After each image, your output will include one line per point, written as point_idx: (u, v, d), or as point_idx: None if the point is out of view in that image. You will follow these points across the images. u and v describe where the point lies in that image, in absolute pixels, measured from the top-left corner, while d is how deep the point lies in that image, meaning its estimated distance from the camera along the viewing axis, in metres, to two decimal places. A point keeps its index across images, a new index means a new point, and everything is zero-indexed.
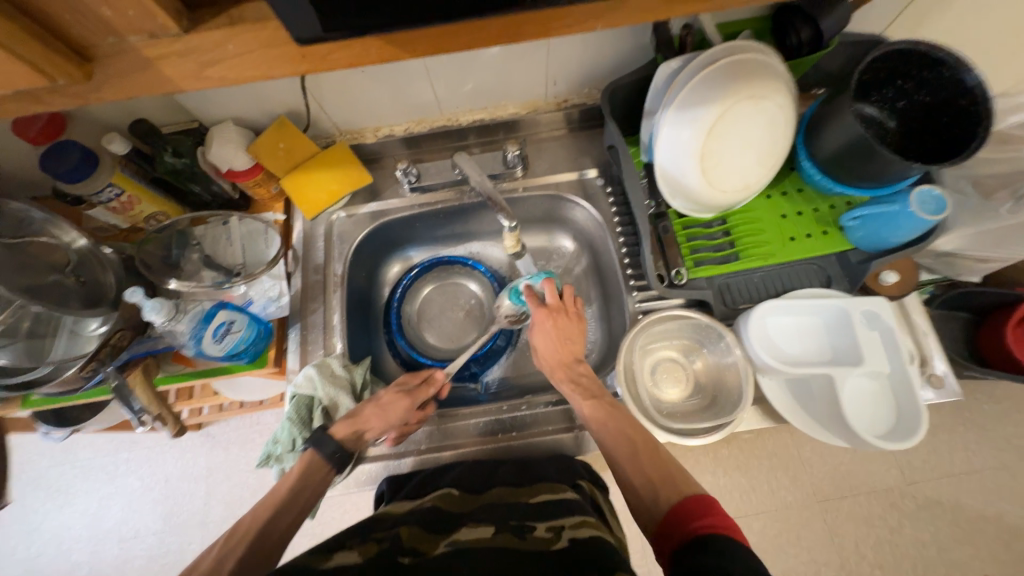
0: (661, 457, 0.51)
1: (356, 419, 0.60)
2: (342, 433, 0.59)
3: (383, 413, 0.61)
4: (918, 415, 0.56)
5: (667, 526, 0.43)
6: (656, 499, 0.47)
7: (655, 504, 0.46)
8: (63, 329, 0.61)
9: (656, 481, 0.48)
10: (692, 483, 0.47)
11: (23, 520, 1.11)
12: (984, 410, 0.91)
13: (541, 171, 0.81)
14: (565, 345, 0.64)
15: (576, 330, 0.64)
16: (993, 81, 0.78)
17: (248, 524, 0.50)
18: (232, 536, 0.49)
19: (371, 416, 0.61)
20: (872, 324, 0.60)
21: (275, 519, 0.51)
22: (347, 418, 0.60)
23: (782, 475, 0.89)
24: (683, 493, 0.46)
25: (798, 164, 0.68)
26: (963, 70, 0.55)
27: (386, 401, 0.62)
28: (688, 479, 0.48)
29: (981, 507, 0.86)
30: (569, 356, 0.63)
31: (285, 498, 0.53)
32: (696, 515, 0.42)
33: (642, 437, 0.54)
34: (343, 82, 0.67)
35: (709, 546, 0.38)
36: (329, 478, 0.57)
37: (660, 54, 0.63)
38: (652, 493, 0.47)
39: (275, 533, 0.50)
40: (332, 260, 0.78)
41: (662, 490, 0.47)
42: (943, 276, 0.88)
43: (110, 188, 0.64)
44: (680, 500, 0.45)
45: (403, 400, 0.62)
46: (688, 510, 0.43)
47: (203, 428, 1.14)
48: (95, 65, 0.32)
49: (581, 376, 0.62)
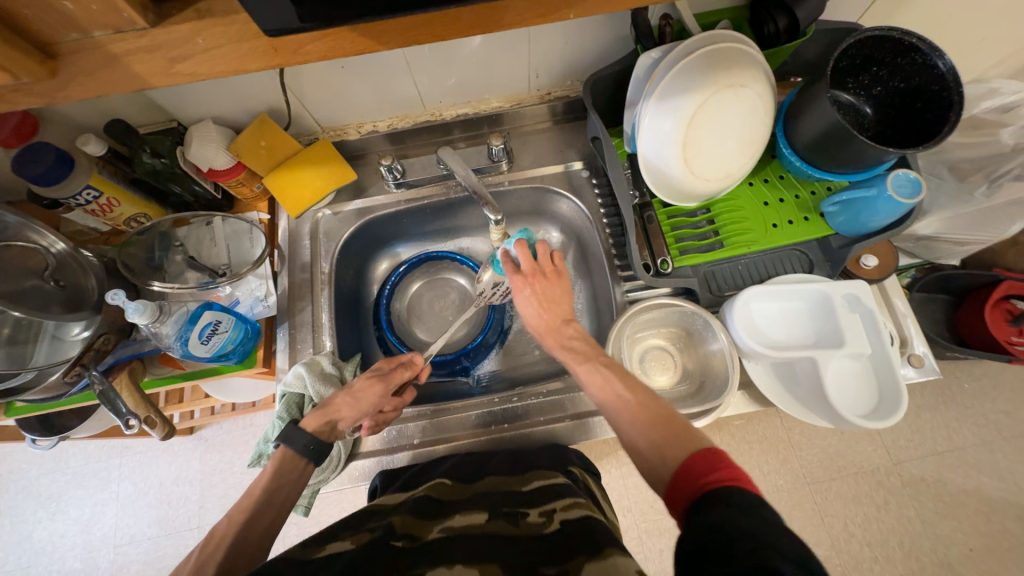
0: (666, 415, 0.48)
1: (326, 409, 0.58)
2: (313, 425, 0.57)
3: (355, 402, 0.59)
4: (900, 393, 0.57)
5: (676, 487, 0.41)
6: (662, 458, 0.44)
7: (662, 463, 0.43)
8: (44, 335, 0.60)
9: (661, 442, 0.45)
10: (699, 436, 0.44)
11: (15, 529, 1.09)
12: (965, 388, 0.94)
13: (526, 164, 0.81)
14: (549, 308, 0.61)
15: (561, 293, 0.62)
16: (965, 67, 0.80)
17: (228, 523, 0.50)
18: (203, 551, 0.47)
19: (343, 406, 0.59)
20: (853, 307, 0.61)
21: (249, 517, 0.50)
22: (317, 410, 0.58)
23: (772, 458, 0.91)
24: (691, 449, 0.43)
25: (779, 152, 0.69)
26: (933, 56, 0.55)
27: (358, 389, 0.60)
28: (696, 431, 0.45)
29: (963, 482, 0.89)
30: (555, 319, 0.61)
31: (260, 498, 0.52)
32: (704, 469, 0.40)
33: (646, 396, 0.50)
34: (324, 78, 0.66)
35: (720, 499, 0.36)
36: (305, 470, 0.56)
37: (641, 44, 0.63)
38: (657, 453, 0.44)
39: (252, 529, 0.50)
40: (319, 258, 0.77)
41: (668, 446, 0.44)
42: (922, 260, 0.90)
43: (87, 190, 0.62)
44: (690, 455, 0.42)
45: (375, 386, 0.60)
46: (700, 466, 0.40)
47: (195, 432, 1.13)
48: (60, 62, 0.32)
49: (573, 338, 0.59)
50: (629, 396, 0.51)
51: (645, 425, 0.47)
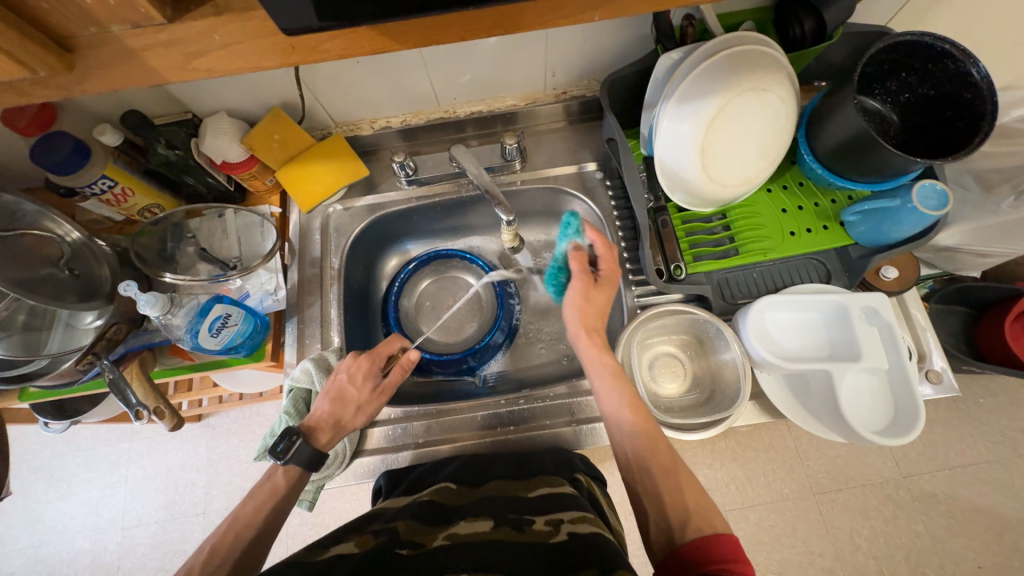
0: (698, 485, 0.48)
1: (337, 425, 0.59)
2: (329, 443, 0.58)
3: (364, 416, 0.60)
4: (917, 411, 0.55)
5: (681, 559, 0.41)
6: (683, 525, 0.44)
7: (681, 530, 0.44)
8: (58, 322, 0.60)
9: (692, 508, 0.45)
10: (722, 520, 0.44)
11: (27, 509, 1.12)
12: (981, 403, 0.91)
13: (539, 164, 0.80)
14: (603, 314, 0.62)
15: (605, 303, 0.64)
16: (996, 74, 0.77)
17: (252, 511, 0.52)
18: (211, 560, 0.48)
19: (354, 419, 0.60)
20: (871, 319, 0.60)
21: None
22: (331, 425, 0.59)
23: (779, 467, 0.90)
24: (713, 528, 0.43)
25: (800, 159, 0.67)
26: (967, 63, 0.53)
27: (363, 403, 0.60)
28: (719, 512, 0.45)
29: (975, 500, 0.87)
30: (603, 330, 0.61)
31: (266, 520, 0.52)
32: (722, 554, 0.40)
33: (676, 454, 0.51)
34: (338, 73, 0.66)
35: None
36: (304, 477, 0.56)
37: (661, 45, 0.62)
38: (680, 519, 0.45)
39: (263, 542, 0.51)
40: (329, 253, 0.77)
41: (693, 517, 0.44)
42: (943, 271, 0.87)
43: (102, 180, 0.63)
44: (709, 535, 0.42)
45: (381, 398, 0.61)
46: (716, 550, 0.40)
47: (202, 419, 1.14)
48: (77, 56, 0.32)
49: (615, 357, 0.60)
50: (668, 446, 0.51)
51: (677, 482, 0.48)
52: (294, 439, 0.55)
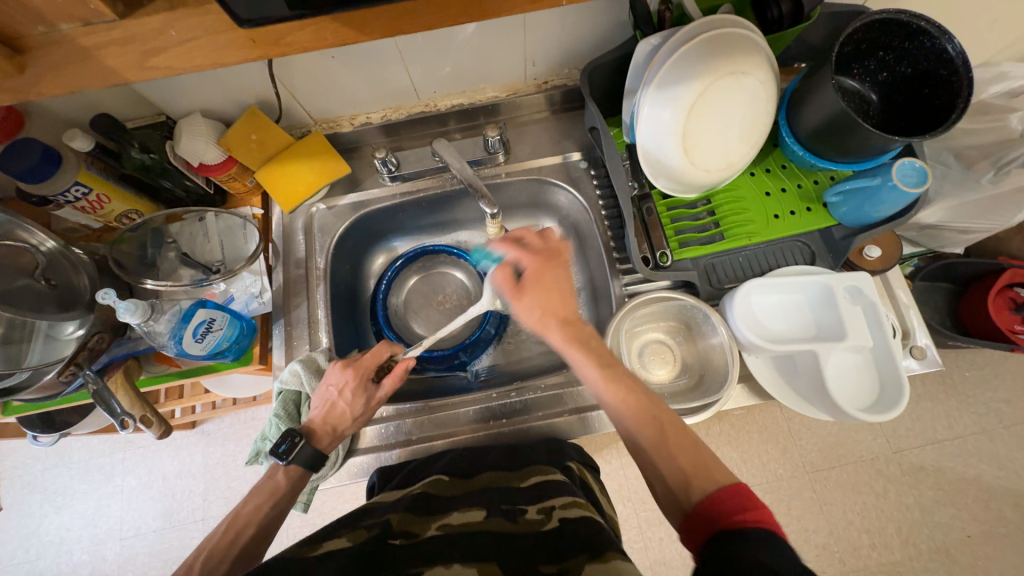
0: (691, 442, 0.47)
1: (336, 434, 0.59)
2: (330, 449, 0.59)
3: (360, 422, 0.61)
4: (902, 387, 0.56)
5: (697, 520, 0.41)
6: (686, 490, 0.43)
7: (684, 493, 0.43)
8: (38, 334, 0.59)
9: (688, 469, 0.44)
10: (726, 471, 0.44)
11: (22, 523, 1.11)
12: (966, 376, 0.93)
13: (523, 155, 0.79)
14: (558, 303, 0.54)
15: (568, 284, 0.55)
16: (972, 51, 0.78)
17: (250, 512, 0.52)
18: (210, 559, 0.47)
19: (350, 426, 0.60)
20: (855, 299, 0.60)
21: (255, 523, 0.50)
22: (329, 434, 0.59)
23: (772, 448, 0.91)
24: (718, 483, 0.42)
25: (782, 142, 0.67)
26: (943, 40, 0.54)
27: (357, 413, 0.60)
28: (719, 464, 0.44)
29: (963, 470, 0.89)
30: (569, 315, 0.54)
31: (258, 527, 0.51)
32: (733, 508, 0.39)
33: (668, 417, 0.49)
34: (314, 69, 0.65)
35: (751, 537, 0.36)
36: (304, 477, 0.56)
37: (639, 30, 0.61)
38: (681, 484, 0.44)
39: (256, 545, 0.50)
40: (314, 253, 0.76)
41: (694, 476, 0.44)
42: (927, 249, 0.89)
43: (76, 187, 0.61)
44: (714, 490, 0.41)
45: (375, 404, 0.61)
46: (723, 503, 0.40)
47: (197, 426, 1.13)
48: (29, 57, 0.31)
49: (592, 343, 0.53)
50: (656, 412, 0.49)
51: (670, 453, 0.46)
52: (296, 441, 0.56)
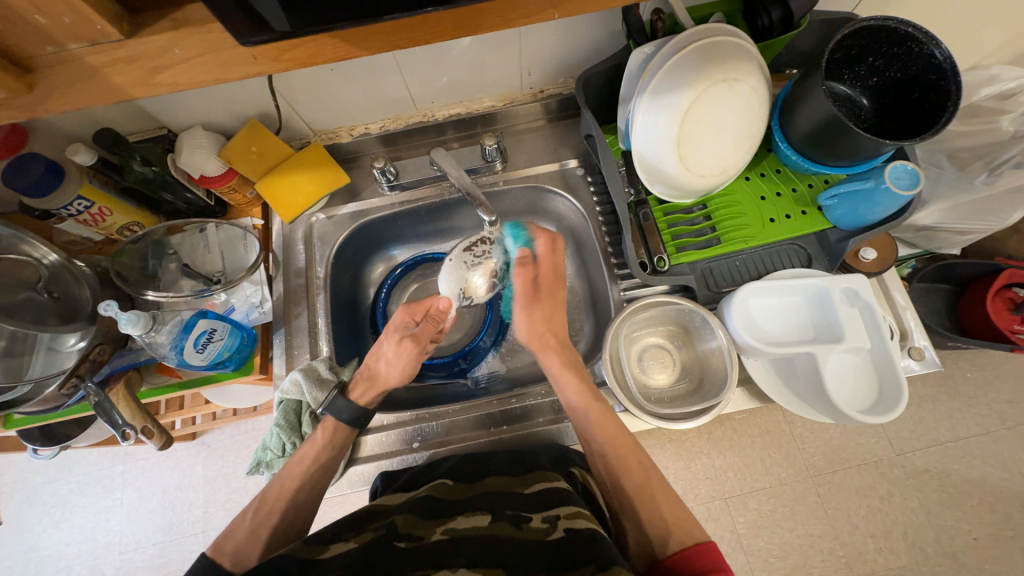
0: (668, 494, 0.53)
1: (376, 380, 0.64)
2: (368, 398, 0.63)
3: (398, 365, 0.64)
4: (901, 388, 0.57)
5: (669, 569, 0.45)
6: (664, 541, 0.48)
7: (661, 548, 0.48)
8: (40, 346, 0.59)
9: (668, 520, 0.50)
10: (704, 530, 0.49)
11: (21, 538, 1.10)
12: (967, 377, 0.93)
13: (520, 163, 0.80)
14: (545, 323, 0.66)
15: (553, 305, 0.68)
16: (961, 56, 0.79)
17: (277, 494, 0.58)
18: (261, 509, 0.57)
19: (389, 371, 0.64)
20: (852, 301, 0.61)
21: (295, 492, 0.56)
22: (368, 381, 0.64)
23: (775, 452, 0.90)
24: (695, 539, 0.47)
25: (776, 146, 0.68)
26: (930, 45, 0.54)
27: (399, 353, 0.64)
28: (699, 526, 0.49)
29: (967, 472, 0.88)
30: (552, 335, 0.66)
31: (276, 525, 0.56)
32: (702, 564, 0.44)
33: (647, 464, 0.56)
34: (314, 82, 0.66)
35: None
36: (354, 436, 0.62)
37: (633, 39, 0.62)
38: (661, 534, 0.49)
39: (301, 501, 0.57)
40: (314, 263, 0.77)
41: (671, 535, 0.49)
42: (923, 250, 0.89)
43: (78, 201, 0.62)
44: (691, 546, 0.46)
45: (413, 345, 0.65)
46: (694, 563, 0.44)
47: (197, 438, 1.13)
48: (36, 76, 0.32)
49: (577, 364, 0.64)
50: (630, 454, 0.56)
51: (654, 502, 0.52)
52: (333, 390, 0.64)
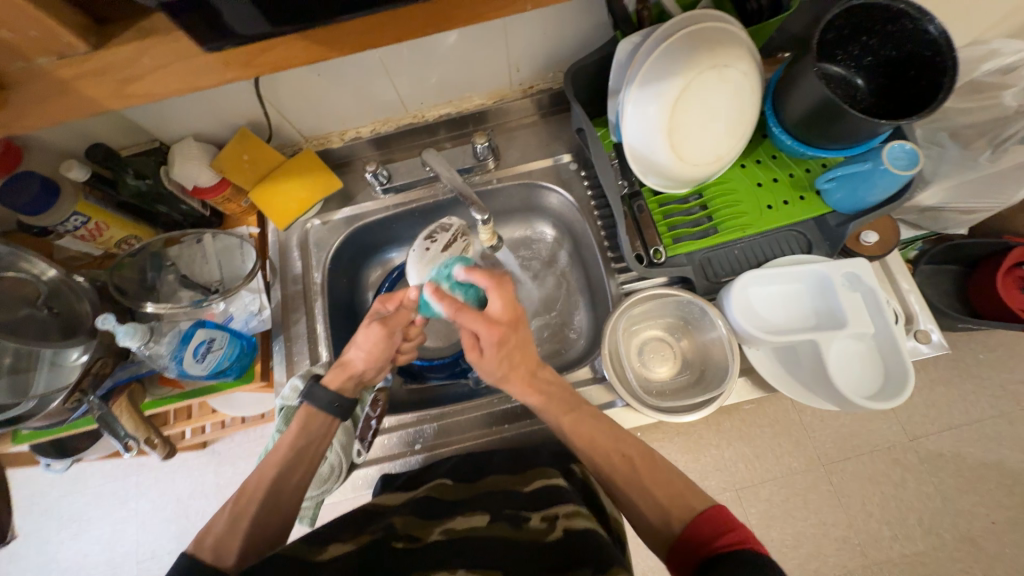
0: (669, 474, 0.50)
1: (344, 365, 0.61)
2: (335, 382, 0.61)
3: (365, 352, 0.61)
4: (907, 373, 0.55)
5: (682, 550, 0.43)
6: (668, 521, 0.46)
7: (666, 525, 0.46)
8: (43, 362, 0.60)
9: (664, 500, 0.48)
10: (703, 496, 0.47)
11: (41, 551, 1.12)
12: (979, 359, 0.91)
13: (513, 160, 0.80)
14: (520, 353, 0.58)
15: (526, 341, 0.58)
16: (961, 30, 0.77)
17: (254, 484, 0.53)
18: (239, 499, 0.52)
19: (356, 358, 0.61)
20: (853, 286, 0.60)
21: (282, 478, 0.54)
22: (337, 366, 0.61)
23: (785, 442, 0.89)
24: (695, 510, 0.45)
25: (770, 132, 0.67)
26: (924, 21, 0.53)
27: (364, 340, 0.60)
28: (696, 492, 0.48)
29: (982, 455, 0.87)
30: (528, 363, 0.58)
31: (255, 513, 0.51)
32: (713, 533, 0.42)
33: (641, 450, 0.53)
34: (302, 87, 0.66)
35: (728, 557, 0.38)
36: (332, 426, 0.60)
37: (619, 30, 0.61)
38: (661, 515, 0.47)
39: (287, 489, 0.54)
40: (311, 268, 0.77)
41: (671, 509, 0.47)
42: (930, 232, 0.87)
43: (74, 217, 0.63)
44: (696, 517, 0.44)
45: (380, 331, 0.60)
46: (705, 530, 0.43)
47: (208, 446, 1.14)
48: (11, 92, 0.32)
49: (549, 383, 0.59)
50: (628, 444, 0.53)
51: (646, 488, 0.49)
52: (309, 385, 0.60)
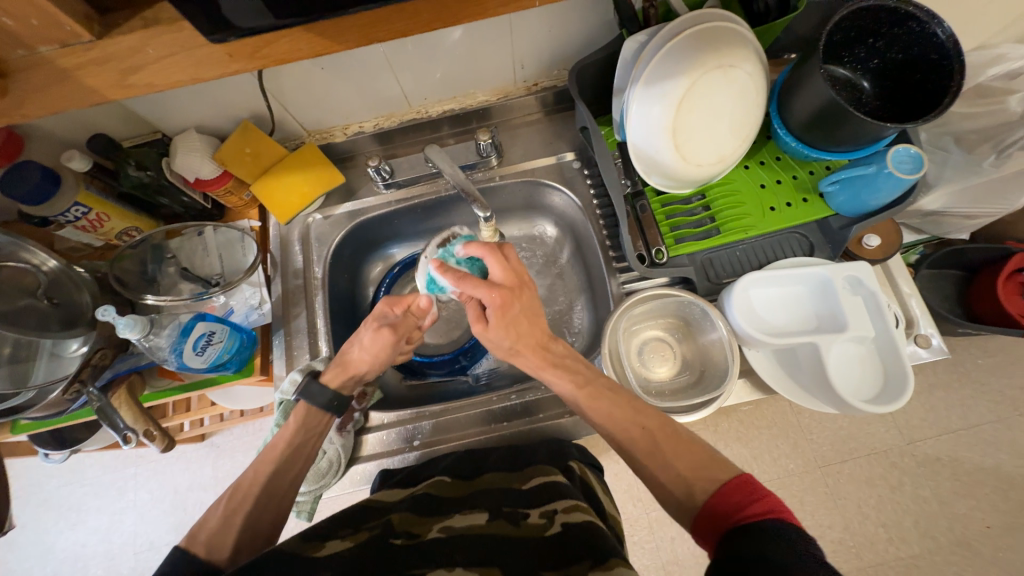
0: (685, 441, 0.50)
1: (344, 364, 0.61)
2: (336, 381, 0.60)
3: (369, 354, 0.60)
4: (906, 377, 0.56)
5: (706, 518, 0.43)
6: (690, 492, 0.45)
7: (690, 496, 0.45)
8: (42, 352, 0.60)
9: (687, 474, 0.47)
10: (728, 467, 0.46)
11: (39, 540, 1.12)
12: (978, 364, 0.91)
13: (516, 157, 0.80)
14: (535, 324, 0.57)
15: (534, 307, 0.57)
16: (968, 35, 0.77)
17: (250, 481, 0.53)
18: (234, 495, 0.52)
19: (359, 360, 0.60)
20: (855, 289, 0.59)
21: (276, 474, 0.54)
22: (337, 366, 0.61)
23: (783, 443, 0.89)
24: (720, 481, 0.45)
25: (774, 133, 0.67)
26: (932, 24, 0.53)
27: (370, 342, 0.60)
28: (723, 462, 0.47)
29: (980, 460, 0.87)
30: (542, 336, 0.57)
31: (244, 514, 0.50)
32: (740, 502, 0.41)
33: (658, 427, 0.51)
34: (305, 80, 0.65)
35: (756, 530, 0.38)
36: (329, 421, 0.60)
37: (625, 28, 0.61)
38: (685, 487, 0.46)
39: (281, 484, 0.54)
40: (312, 263, 0.77)
41: (696, 481, 0.46)
42: (931, 235, 0.88)
43: (75, 207, 0.62)
44: (721, 487, 0.44)
45: (388, 335, 0.60)
46: (732, 499, 0.42)
47: (206, 439, 1.14)
48: (11, 80, 0.32)
49: (563, 360, 0.57)
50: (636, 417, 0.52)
51: (666, 458, 0.49)
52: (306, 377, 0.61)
